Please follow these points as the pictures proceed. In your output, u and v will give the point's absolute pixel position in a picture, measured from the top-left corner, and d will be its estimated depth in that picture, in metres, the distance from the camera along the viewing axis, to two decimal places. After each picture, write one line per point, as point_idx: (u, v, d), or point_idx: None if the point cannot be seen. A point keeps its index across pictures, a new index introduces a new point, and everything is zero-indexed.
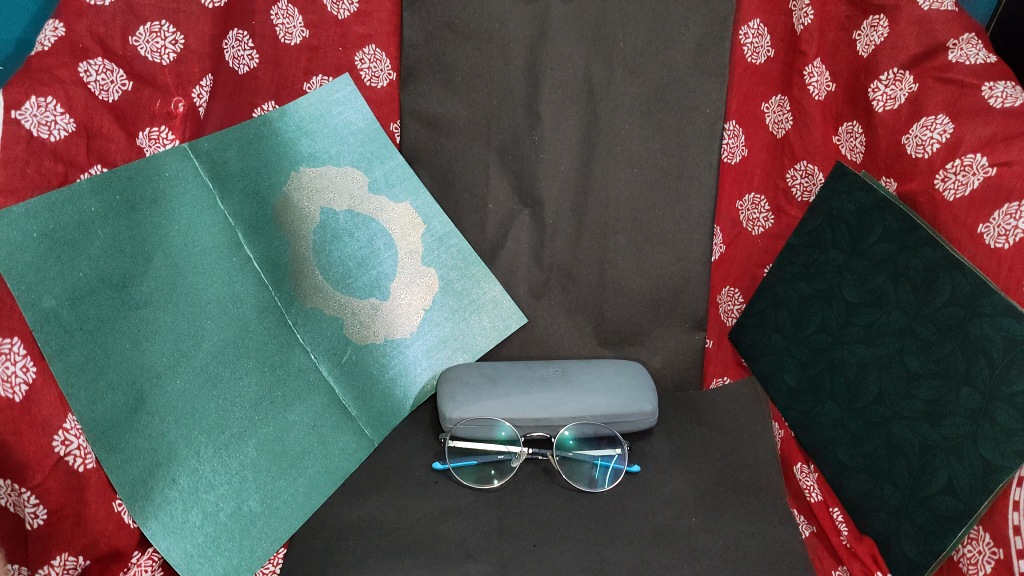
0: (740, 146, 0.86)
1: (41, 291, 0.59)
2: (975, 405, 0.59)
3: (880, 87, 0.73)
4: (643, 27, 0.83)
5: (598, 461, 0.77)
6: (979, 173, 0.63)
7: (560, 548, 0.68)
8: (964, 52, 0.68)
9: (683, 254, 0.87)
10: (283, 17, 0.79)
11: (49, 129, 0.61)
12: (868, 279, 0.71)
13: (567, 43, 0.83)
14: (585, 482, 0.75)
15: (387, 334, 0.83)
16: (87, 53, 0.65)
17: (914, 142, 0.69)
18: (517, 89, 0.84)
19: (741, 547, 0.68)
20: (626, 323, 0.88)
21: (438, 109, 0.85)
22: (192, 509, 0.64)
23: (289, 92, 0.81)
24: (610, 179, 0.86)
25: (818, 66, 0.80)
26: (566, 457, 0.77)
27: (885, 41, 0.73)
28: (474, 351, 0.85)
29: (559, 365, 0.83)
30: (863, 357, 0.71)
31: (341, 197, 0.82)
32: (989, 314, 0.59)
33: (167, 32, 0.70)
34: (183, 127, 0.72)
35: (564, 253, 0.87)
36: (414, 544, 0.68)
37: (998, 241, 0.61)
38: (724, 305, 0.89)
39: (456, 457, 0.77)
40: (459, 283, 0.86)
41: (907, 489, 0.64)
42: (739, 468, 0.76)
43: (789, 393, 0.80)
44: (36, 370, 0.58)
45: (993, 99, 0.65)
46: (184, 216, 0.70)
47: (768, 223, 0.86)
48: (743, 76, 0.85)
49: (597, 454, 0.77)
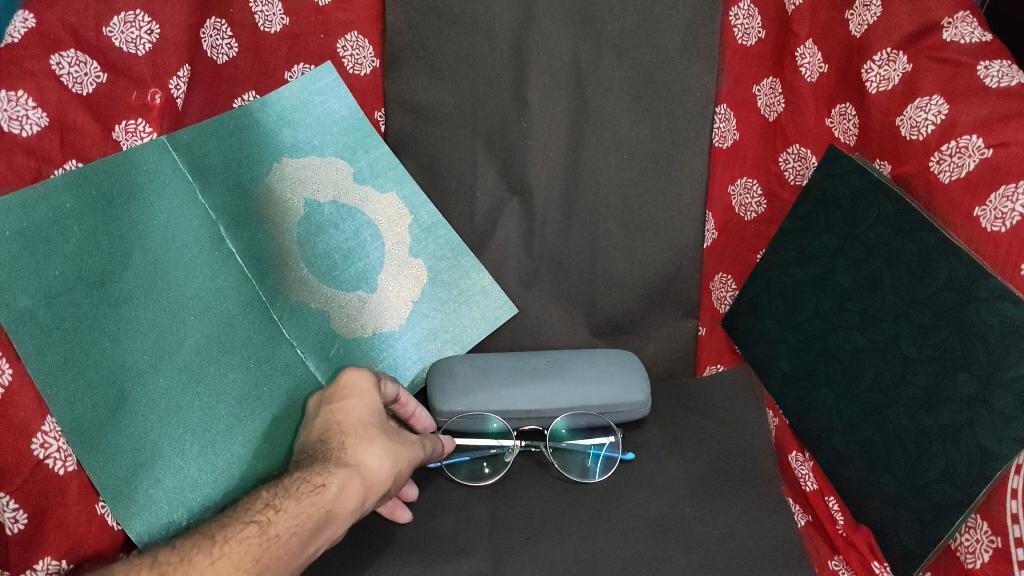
0: (731, 130, 0.85)
1: (16, 291, 0.60)
2: (973, 391, 0.58)
3: (873, 68, 0.72)
4: (630, 9, 0.82)
5: (592, 451, 0.76)
6: (975, 155, 0.62)
7: (555, 541, 0.67)
8: (959, 31, 0.67)
9: (674, 241, 0.85)
10: (263, 5, 0.77)
11: (20, 123, 0.60)
12: (863, 264, 0.69)
13: (554, 26, 0.82)
14: (578, 472, 0.75)
15: (375, 327, 0.81)
16: (58, 45, 0.63)
17: (909, 124, 0.68)
18: (503, 73, 0.83)
19: (736, 536, 0.68)
20: (619, 312, 0.86)
21: (423, 95, 0.84)
22: (178, 510, 0.64)
23: (270, 81, 0.79)
24: (600, 165, 0.84)
25: (810, 46, 0.79)
26: (558, 447, 0.76)
27: (878, 21, 0.71)
28: (464, 343, 0.84)
29: (551, 354, 0.79)
30: (858, 343, 0.69)
31: (326, 187, 0.80)
32: (986, 298, 0.57)
33: (141, 22, 0.68)
34: (162, 118, 0.70)
35: (555, 242, 0.86)
36: (407, 540, 0.68)
37: (994, 224, 0.59)
38: (717, 291, 0.88)
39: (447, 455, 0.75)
40: (448, 274, 0.84)
41: (904, 477, 0.63)
42: (734, 455, 0.76)
43: (784, 380, 0.78)
44: (13, 372, 0.58)
45: (989, 79, 0.64)
46: (163, 209, 0.69)
47: (760, 208, 0.84)
48: (735, 58, 0.84)
49: (590, 443, 0.76)
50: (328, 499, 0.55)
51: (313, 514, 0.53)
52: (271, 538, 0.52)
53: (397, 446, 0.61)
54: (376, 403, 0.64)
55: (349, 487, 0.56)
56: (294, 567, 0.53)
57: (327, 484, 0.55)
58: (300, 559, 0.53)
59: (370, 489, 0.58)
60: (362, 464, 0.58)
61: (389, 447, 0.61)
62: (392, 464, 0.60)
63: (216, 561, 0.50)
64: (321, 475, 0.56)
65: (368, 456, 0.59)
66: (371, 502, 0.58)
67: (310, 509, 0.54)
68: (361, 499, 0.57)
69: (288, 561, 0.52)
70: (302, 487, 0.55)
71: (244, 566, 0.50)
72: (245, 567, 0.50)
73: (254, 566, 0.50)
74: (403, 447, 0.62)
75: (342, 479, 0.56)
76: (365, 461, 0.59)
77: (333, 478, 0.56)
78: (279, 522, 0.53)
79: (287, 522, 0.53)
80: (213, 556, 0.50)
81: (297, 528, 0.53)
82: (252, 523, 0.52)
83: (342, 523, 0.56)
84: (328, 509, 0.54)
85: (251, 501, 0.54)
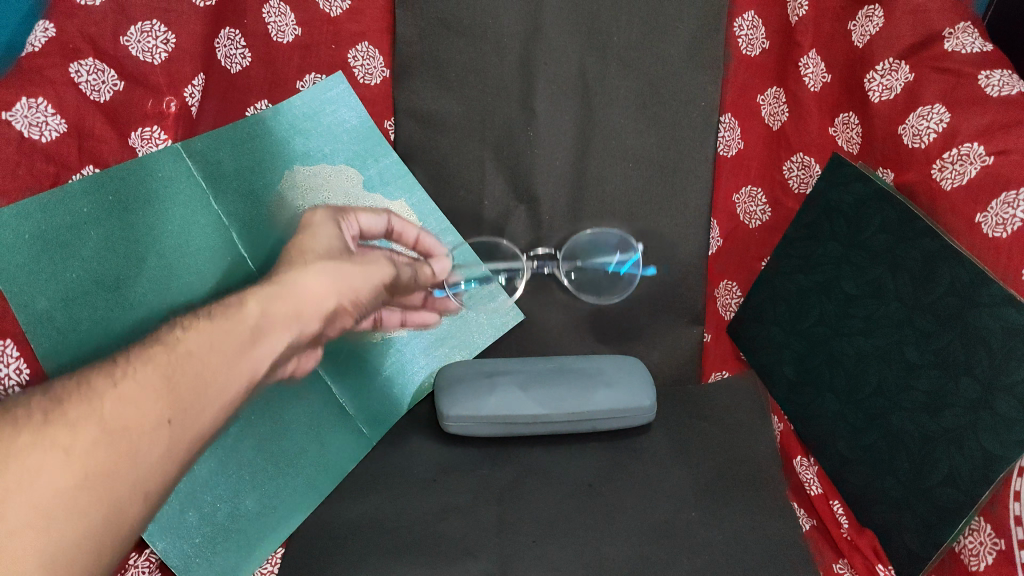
0: (736, 139, 0.86)
1: (33, 294, 0.60)
2: (975, 395, 0.58)
3: (876, 77, 0.73)
4: (636, 21, 0.84)
5: (611, 268, 0.86)
6: (976, 162, 0.63)
7: (560, 544, 0.68)
8: (960, 42, 0.68)
9: (681, 248, 0.86)
10: (275, 16, 0.80)
11: (40, 129, 0.61)
12: (866, 270, 0.69)
13: (561, 38, 0.84)
14: (593, 295, 0.87)
15: (385, 335, 0.80)
16: (77, 54, 0.64)
17: (911, 132, 0.69)
18: (511, 84, 0.85)
19: (741, 541, 0.68)
20: (625, 318, 0.87)
21: (433, 106, 0.86)
22: (189, 510, 0.65)
23: (283, 91, 0.80)
24: (607, 174, 0.86)
25: (813, 57, 0.80)
26: (576, 267, 0.87)
27: (880, 31, 0.73)
28: (472, 347, 0.85)
29: (557, 360, 0.79)
30: (862, 349, 0.69)
31: (337, 194, 0.79)
32: (988, 303, 0.58)
33: (157, 31, 0.69)
34: (177, 126, 0.70)
35: (561, 248, 0.87)
36: (414, 542, 0.68)
37: (996, 230, 0.60)
38: (722, 298, 0.88)
39: (455, 285, 0.85)
40: (457, 280, 0.85)
41: (908, 481, 0.63)
42: (739, 462, 0.76)
43: (789, 386, 0.78)
44: (30, 371, 0.59)
45: (990, 88, 0.65)
46: (179, 216, 0.68)
47: (765, 216, 0.86)
48: (739, 68, 0.85)
49: (611, 261, 0.86)
50: (249, 318, 0.66)
51: (231, 331, 0.64)
52: (179, 355, 0.60)
53: (342, 272, 0.75)
54: (327, 234, 0.77)
55: (261, 305, 0.67)
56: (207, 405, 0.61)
57: (242, 309, 0.66)
58: (221, 369, 0.62)
59: (305, 306, 0.70)
60: (294, 289, 0.70)
61: (320, 270, 0.73)
62: (330, 280, 0.73)
63: (119, 382, 0.56)
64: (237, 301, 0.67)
65: (297, 278, 0.71)
66: (308, 317, 0.71)
67: (229, 327, 0.65)
68: (296, 316, 0.69)
69: (193, 418, 0.59)
70: (217, 314, 0.65)
71: (154, 383, 0.57)
72: (156, 386, 0.57)
73: (165, 377, 0.58)
74: (347, 267, 0.75)
75: (261, 301, 0.68)
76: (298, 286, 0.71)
77: (251, 300, 0.67)
78: (187, 341, 0.62)
79: (195, 341, 0.62)
80: (116, 376, 0.56)
81: (211, 342, 0.62)
82: (159, 345, 0.61)
83: (266, 337, 0.67)
84: (252, 324, 0.66)
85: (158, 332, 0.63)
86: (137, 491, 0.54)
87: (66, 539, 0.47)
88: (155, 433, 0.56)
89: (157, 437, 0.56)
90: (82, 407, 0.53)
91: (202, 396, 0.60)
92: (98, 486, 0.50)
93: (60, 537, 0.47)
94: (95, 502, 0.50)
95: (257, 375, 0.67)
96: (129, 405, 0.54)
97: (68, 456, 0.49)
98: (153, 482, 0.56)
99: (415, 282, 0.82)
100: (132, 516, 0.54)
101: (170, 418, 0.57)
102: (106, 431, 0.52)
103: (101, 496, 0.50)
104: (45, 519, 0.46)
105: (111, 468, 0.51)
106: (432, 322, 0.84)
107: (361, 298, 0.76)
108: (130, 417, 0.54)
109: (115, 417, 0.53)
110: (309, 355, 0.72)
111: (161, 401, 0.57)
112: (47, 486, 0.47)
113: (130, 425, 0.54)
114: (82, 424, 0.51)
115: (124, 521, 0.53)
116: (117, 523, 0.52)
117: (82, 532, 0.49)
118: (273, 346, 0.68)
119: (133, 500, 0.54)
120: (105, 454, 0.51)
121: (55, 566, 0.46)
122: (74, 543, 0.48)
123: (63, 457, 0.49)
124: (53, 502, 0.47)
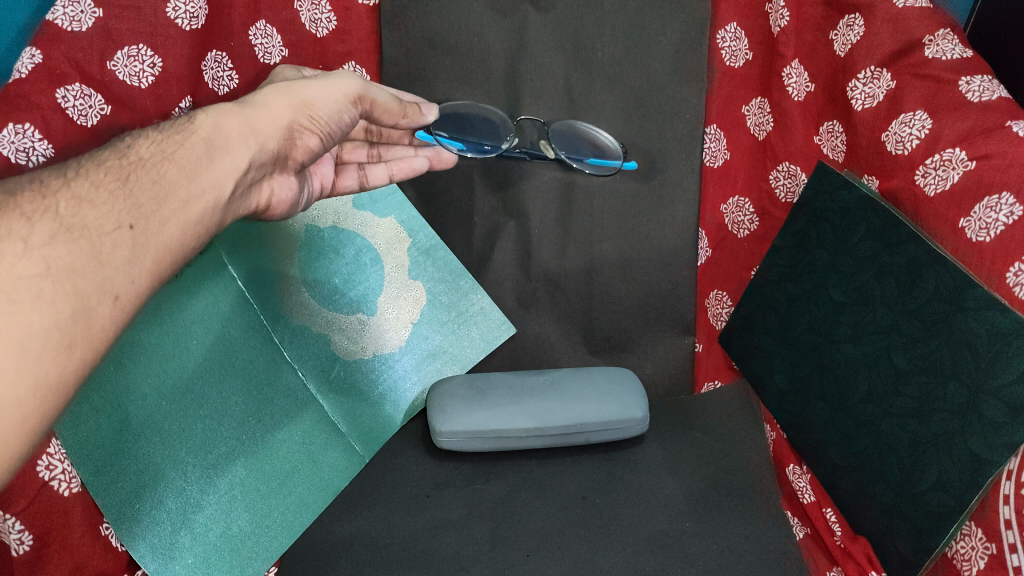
0: (722, 150, 0.86)
1: None
2: (962, 400, 0.58)
3: (858, 86, 0.73)
4: (620, 35, 0.85)
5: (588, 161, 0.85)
6: (958, 167, 0.63)
7: (555, 558, 0.68)
8: (940, 48, 0.68)
9: (670, 259, 0.87)
10: (262, 38, 0.79)
11: (26, 154, 0.60)
12: (853, 277, 0.69)
13: (545, 53, 0.85)
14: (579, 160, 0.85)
15: (375, 349, 0.84)
16: (64, 79, 0.63)
17: (894, 139, 0.69)
18: (498, 97, 0.86)
19: (736, 551, 0.68)
20: (616, 330, 0.87)
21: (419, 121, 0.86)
22: (180, 530, 0.67)
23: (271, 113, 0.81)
24: (595, 188, 0.87)
25: (797, 66, 0.80)
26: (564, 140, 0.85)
27: (860, 40, 0.73)
28: (463, 363, 0.86)
29: (550, 373, 0.78)
30: (851, 356, 0.69)
31: (327, 213, 0.85)
32: (973, 307, 0.58)
33: (144, 55, 0.68)
34: None
35: (551, 263, 0.87)
36: (407, 559, 0.68)
37: (980, 234, 0.60)
38: (712, 308, 0.89)
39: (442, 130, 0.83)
40: (447, 296, 0.87)
41: (899, 487, 0.63)
42: (731, 471, 0.76)
43: (780, 395, 0.78)
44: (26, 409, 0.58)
45: (971, 94, 0.65)
46: None
47: (753, 226, 0.86)
48: (724, 80, 0.86)
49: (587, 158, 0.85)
50: (198, 130, 0.56)
51: (182, 143, 0.54)
52: (132, 160, 0.52)
53: (292, 86, 0.62)
54: None
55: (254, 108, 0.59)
56: (189, 196, 0.53)
57: (195, 121, 0.56)
58: (184, 186, 0.53)
59: (255, 122, 0.59)
60: (246, 104, 0.60)
61: (282, 86, 0.62)
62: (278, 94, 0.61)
63: (72, 180, 0.49)
64: (188, 116, 0.57)
65: (261, 99, 0.60)
66: (263, 136, 0.59)
67: (179, 141, 0.55)
68: (250, 131, 0.58)
69: (179, 177, 0.52)
70: (166, 127, 0.56)
71: (108, 182, 0.49)
72: (108, 183, 0.49)
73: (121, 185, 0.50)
74: (299, 84, 0.62)
75: (211, 113, 0.57)
76: (265, 105, 0.60)
77: (199, 112, 0.57)
78: (140, 150, 0.53)
79: (149, 148, 0.53)
80: (70, 178, 0.49)
81: (161, 149, 0.53)
82: (112, 152, 0.52)
83: (234, 152, 0.57)
84: (203, 136, 0.56)
85: (111, 142, 0.54)
86: (104, 289, 0.45)
87: (38, 324, 0.41)
88: (114, 239, 0.47)
89: (116, 239, 0.47)
90: (37, 197, 0.46)
91: (186, 200, 0.52)
92: (69, 233, 0.45)
93: (29, 324, 0.41)
94: (63, 295, 0.43)
95: (225, 197, 0.56)
96: (85, 204, 0.47)
97: (27, 247, 0.43)
98: (129, 285, 0.47)
99: (399, 110, 0.70)
100: (104, 320, 0.45)
101: (132, 224, 0.48)
102: (64, 222, 0.46)
103: (68, 288, 0.43)
104: (8, 301, 0.41)
105: (80, 263, 0.45)
106: (422, 167, 0.78)
107: (319, 115, 0.63)
108: (90, 216, 0.47)
109: (71, 209, 0.47)
110: (282, 180, 0.65)
111: (119, 205, 0.48)
112: (11, 272, 0.42)
113: (87, 222, 0.46)
114: (37, 216, 0.45)
115: (95, 327, 0.44)
116: (90, 327, 0.44)
117: (57, 317, 0.42)
118: (236, 160, 0.57)
119: (104, 303, 0.45)
120: (69, 249, 0.45)
121: (26, 349, 0.41)
122: (51, 323, 0.42)
123: (22, 248, 0.43)
124: (24, 284, 0.42)
